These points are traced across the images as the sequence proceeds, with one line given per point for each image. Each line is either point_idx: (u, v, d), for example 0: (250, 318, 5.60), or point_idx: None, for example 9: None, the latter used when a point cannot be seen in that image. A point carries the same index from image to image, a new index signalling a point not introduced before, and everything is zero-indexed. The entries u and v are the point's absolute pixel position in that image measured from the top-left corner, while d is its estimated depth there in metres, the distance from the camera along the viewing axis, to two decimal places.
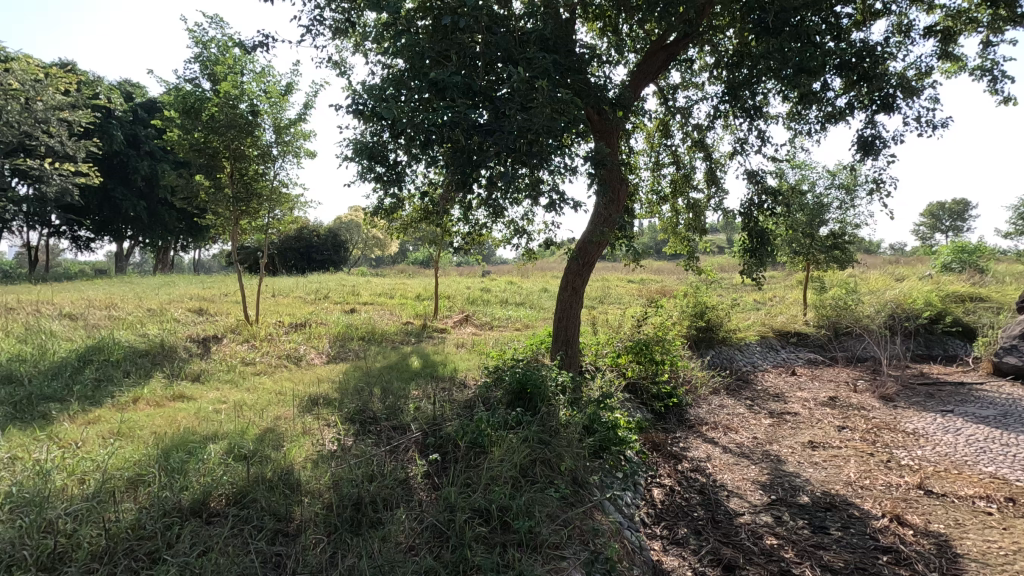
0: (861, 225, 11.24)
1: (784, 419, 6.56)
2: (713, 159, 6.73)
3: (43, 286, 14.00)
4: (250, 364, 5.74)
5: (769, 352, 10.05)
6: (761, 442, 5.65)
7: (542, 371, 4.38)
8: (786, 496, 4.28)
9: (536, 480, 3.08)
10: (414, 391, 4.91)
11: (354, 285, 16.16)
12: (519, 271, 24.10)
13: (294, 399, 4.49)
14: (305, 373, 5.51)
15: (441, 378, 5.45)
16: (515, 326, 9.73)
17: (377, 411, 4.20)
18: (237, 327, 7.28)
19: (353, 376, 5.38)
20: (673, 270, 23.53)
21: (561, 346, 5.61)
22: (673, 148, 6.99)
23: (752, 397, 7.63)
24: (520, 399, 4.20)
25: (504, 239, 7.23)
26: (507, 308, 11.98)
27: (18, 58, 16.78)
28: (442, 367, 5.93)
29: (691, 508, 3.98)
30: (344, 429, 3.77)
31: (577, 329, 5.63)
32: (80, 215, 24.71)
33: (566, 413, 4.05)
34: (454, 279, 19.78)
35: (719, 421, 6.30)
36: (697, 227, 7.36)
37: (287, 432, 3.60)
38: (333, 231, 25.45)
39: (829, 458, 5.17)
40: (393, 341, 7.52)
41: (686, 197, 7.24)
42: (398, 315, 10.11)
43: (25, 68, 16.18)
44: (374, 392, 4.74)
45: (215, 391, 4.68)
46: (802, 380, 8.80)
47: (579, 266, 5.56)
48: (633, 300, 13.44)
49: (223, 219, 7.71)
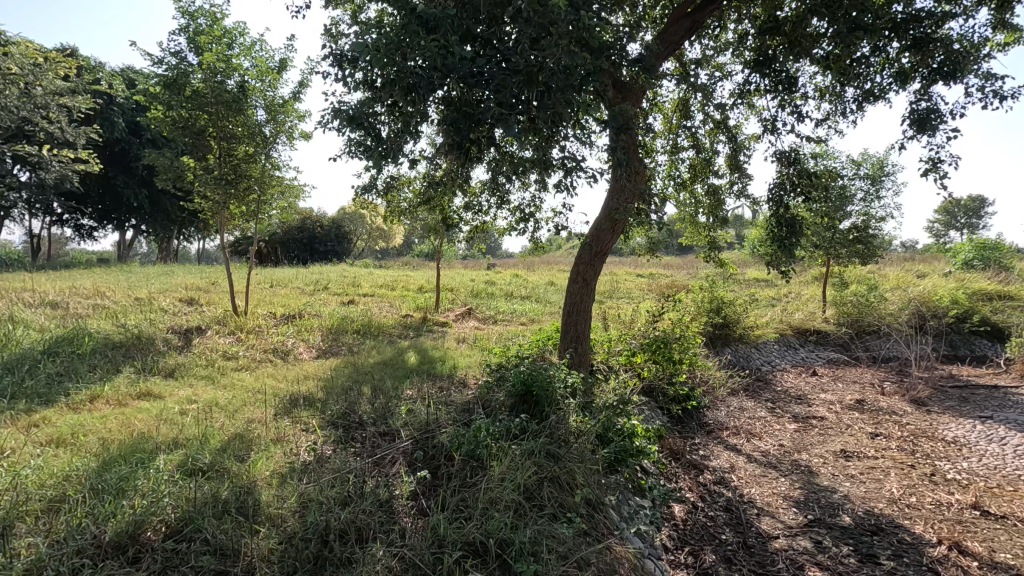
0: (887, 219, 10.65)
1: (811, 424, 6.06)
2: (737, 141, 6.22)
3: (37, 275, 13.69)
4: (232, 358, 5.30)
5: (787, 351, 9.54)
6: (788, 450, 5.16)
7: (550, 371, 3.91)
8: (824, 516, 3.80)
9: (543, 503, 2.62)
10: (408, 391, 4.45)
11: (355, 276, 15.73)
12: (525, 265, 23.60)
13: (273, 399, 4.03)
14: (290, 369, 5.07)
15: (438, 377, 5.00)
16: (520, 320, 9.26)
17: (364, 414, 3.74)
18: (225, 317, 6.83)
19: (343, 374, 4.92)
20: (682, 265, 23.00)
21: (570, 343, 5.13)
22: (692, 132, 6.49)
23: (773, 399, 7.14)
24: (525, 404, 3.74)
25: (508, 229, 6.76)
26: (512, 302, 11.50)
27: (17, 42, 16.34)
28: (440, 364, 5.47)
29: (718, 530, 3.51)
30: (325, 436, 3.32)
31: (588, 325, 5.15)
32: (81, 202, 24.43)
33: (577, 420, 3.59)
34: (458, 271, 19.29)
35: (741, 425, 5.81)
36: (717, 216, 6.86)
37: (256, 438, 3.15)
38: (336, 222, 25.05)
39: (866, 470, 4.67)
40: (390, 335, 7.06)
41: (705, 184, 6.74)
42: (398, 307, 9.66)
43: (25, 52, 15.73)
44: (362, 392, 4.28)
45: (188, 388, 4.25)
46: (824, 381, 8.28)
47: (590, 256, 5.08)
48: (643, 295, 12.91)
49: (212, 203, 7.27)
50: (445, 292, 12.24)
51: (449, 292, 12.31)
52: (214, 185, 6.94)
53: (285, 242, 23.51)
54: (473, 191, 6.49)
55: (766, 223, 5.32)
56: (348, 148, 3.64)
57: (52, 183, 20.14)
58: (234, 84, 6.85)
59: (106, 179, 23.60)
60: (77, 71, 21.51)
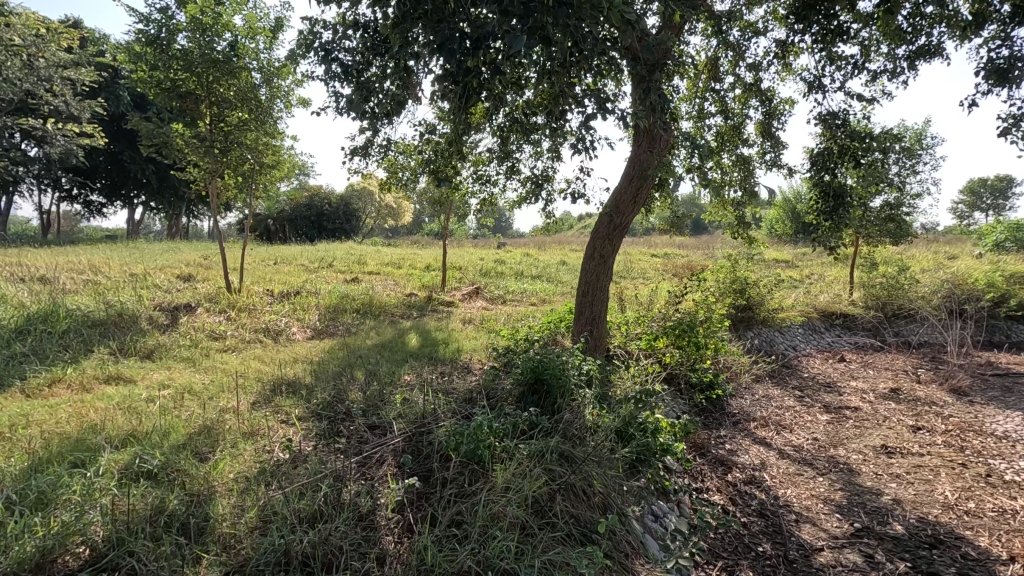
0: (921, 195, 9.97)
1: (844, 415, 5.59)
2: (770, 106, 5.64)
3: (39, 249, 13.43)
4: (218, 338, 4.92)
5: (812, 335, 9.01)
6: (823, 445, 4.71)
7: (563, 358, 3.48)
8: (871, 523, 3.35)
9: (553, 519, 2.20)
10: (406, 378, 4.03)
11: (361, 253, 15.32)
12: (536, 244, 23.05)
13: (255, 386, 3.63)
14: (280, 351, 4.68)
15: (440, 361, 4.58)
16: (531, 300, 8.81)
17: (354, 404, 3.34)
18: (217, 295, 6.45)
19: (336, 357, 4.52)
20: (696, 245, 22.28)
21: (585, 326, 4.68)
22: (720, 97, 5.92)
23: (801, 387, 6.67)
24: (534, 394, 3.32)
25: (519, 201, 6.31)
26: (522, 281, 11.04)
27: (19, 13, 15.78)
28: (443, 347, 5.05)
29: (753, 541, 3.08)
30: (307, 430, 2.92)
31: (605, 306, 4.70)
32: (89, 177, 24.15)
33: (594, 414, 3.16)
34: (467, 249, 18.85)
35: (768, 416, 5.36)
36: (746, 189, 6.31)
37: (226, 432, 2.75)
38: (344, 199, 24.55)
39: (913, 470, 4.20)
40: (393, 315, 6.66)
41: (733, 154, 6.19)
42: (402, 286, 9.26)
43: (27, 22, 15.16)
44: (355, 379, 3.87)
45: (164, 371, 3.87)
46: (853, 367, 7.77)
47: (608, 231, 4.59)
48: (659, 275, 12.37)
49: (204, 174, 6.84)
50: (453, 271, 11.80)
51: (457, 270, 11.87)
52: (204, 154, 6.49)
53: (292, 219, 23.14)
54: (482, 160, 6.05)
55: (807, 195, 4.75)
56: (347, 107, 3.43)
57: (58, 158, 19.78)
58: (225, 44, 6.36)
59: (113, 154, 23.28)
60: (80, 42, 20.94)
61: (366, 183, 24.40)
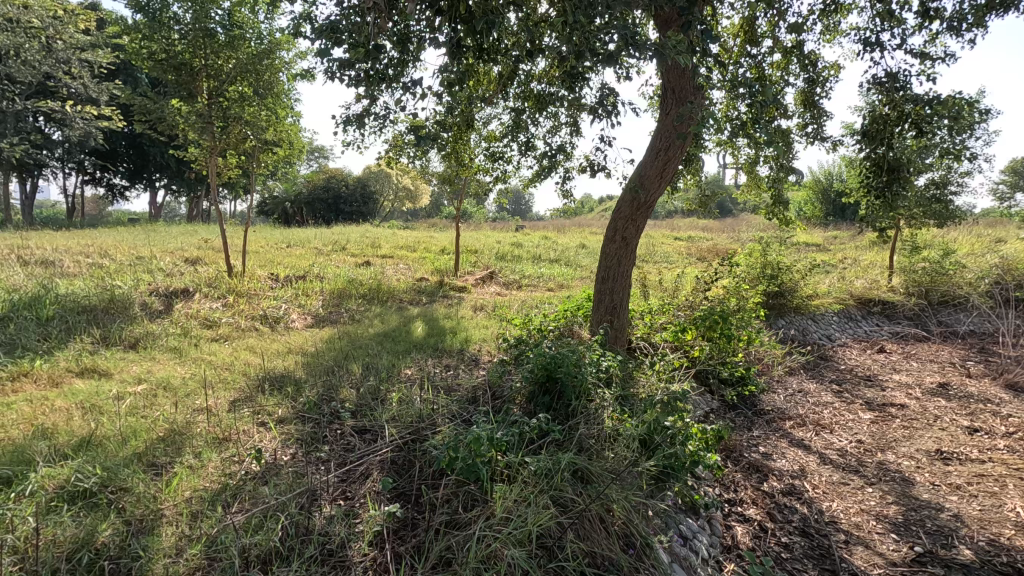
0: (972, 172, 9.20)
1: (889, 414, 5.10)
2: (815, 72, 5.07)
3: (58, 232, 13.39)
4: (212, 326, 4.64)
5: (847, 323, 8.45)
6: (869, 448, 4.24)
7: (578, 355, 3.09)
8: (933, 546, 2.91)
9: (563, 555, 1.83)
10: (406, 372, 3.68)
11: (375, 237, 15.00)
12: (555, 227, 22.51)
13: (240, 381, 3.32)
14: (276, 341, 4.37)
15: (445, 353, 4.23)
16: (547, 285, 8.39)
17: (345, 404, 3.00)
18: (218, 279, 6.17)
19: (333, 347, 4.19)
20: (721, 228, 21.46)
21: (605, 315, 4.26)
22: (755, 63, 5.37)
23: (838, 381, 6.17)
24: (547, 395, 2.93)
25: (535, 180, 5.89)
26: (539, 265, 10.62)
27: None
28: (450, 336, 4.69)
29: (796, 567, 2.67)
30: (288, 435, 2.59)
31: (626, 294, 4.27)
32: (111, 161, 24.22)
33: (613, 420, 2.78)
34: (484, 232, 18.44)
35: (804, 414, 4.90)
36: (782, 167, 5.76)
37: (192, 438, 2.42)
38: (361, 181, 24.18)
39: (976, 480, 3.72)
40: (400, 301, 6.31)
41: (767, 127, 5.65)
42: (414, 270, 8.92)
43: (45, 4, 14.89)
44: (351, 373, 3.53)
45: (145, 362, 3.58)
46: (894, 359, 7.22)
47: (630, 211, 4.15)
48: (683, 259, 11.81)
49: (204, 153, 6.53)
50: (467, 254, 11.42)
51: (471, 254, 11.48)
52: (202, 130, 6.17)
53: (309, 202, 22.94)
54: (495, 136, 5.64)
55: (857, 168, 4.26)
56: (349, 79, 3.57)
57: (78, 141, 19.75)
58: (223, 13, 6.02)
59: (133, 137, 23.22)
60: (98, 23, 20.71)
61: (383, 165, 24.01)
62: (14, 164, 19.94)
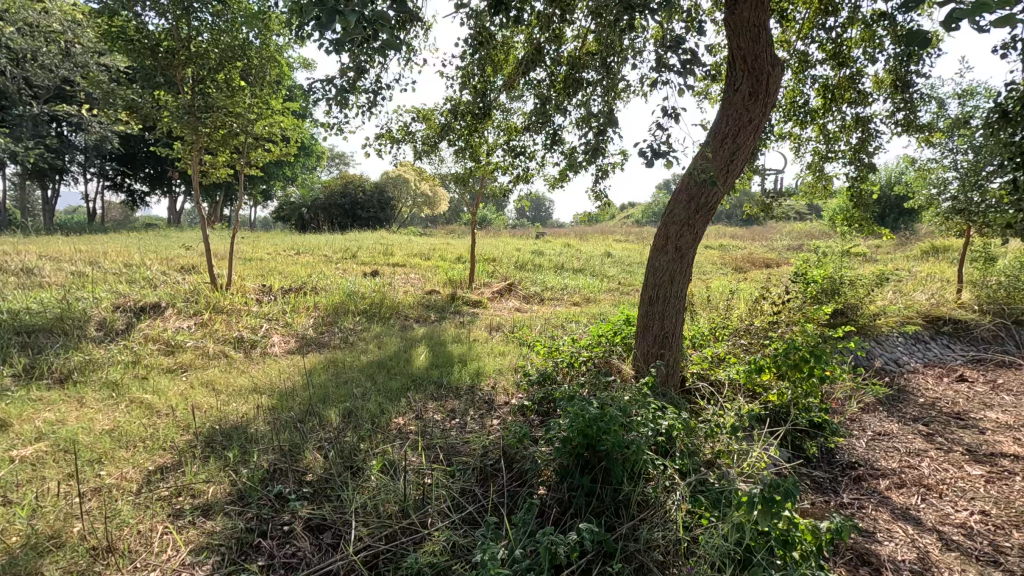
0: None
1: (1006, 469, 4.05)
2: (910, 42, 4.10)
3: (63, 238, 12.82)
4: (172, 352, 3.85)
5: (917, 345, 7.36)
6: (1001, 524, 3.23)
7: (628, 418, 2.21)
8: None
9: None
10: (397, 423, 2.82)
11: (389, 244, 14.13)
12: (578, 235, 21.55)
13: (175, 435, 2.51)
14: (244, 372, 3.57)
15: (451, 391, 3.37)
16: (572, 300, 7.47)
17: (303, 482, 2.17)
18: (198, 291, 5.42)
19: (311, 382, 3.36)
20: (754, 236, 20.19)
21: (655, 346, 3.37)
22: (823, 39, 4.46)
23: (924, 420, 5.12)
24: (584, 475, 2.08)
25: (562, 180, 5.02)
26: (562, 276, 9.68)
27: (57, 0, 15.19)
28: (459, 366, 3.83)
29: None
30: (205, 540, 1.78)
31: (680, 318, 3.38)
32: (130, 166, 23.96)
33: (682, 525, 1.94)
34: (504, 240, 17.46)
35: (899, 469, 3.91)
36: (862, 160, 4.78)
37: (55, 552, 1.64)
38: (378, 187, 23.48)
39: None
40: (405, 319, 5.48)
41: (840, 117, 4.71)
42: (425, 281, 8.07)
43: (65, 10, 14.52)
44: (324, 428, 2.70)
45: (64, 406, 2.80)
46: (982, 391, 6.12)
47: (686, 215, 3.27)
48: (720, 270, 10.77)
49: (188, 150, 5.82)
50: (485, 262, 10.56)
51: (489, 263, 10.59)
52: (181, 122, 5.44)
53: (326, 208, 22.31)
54: (516, 127, 4.79)
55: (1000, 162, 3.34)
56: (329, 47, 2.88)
57: (95, 146, 19.36)
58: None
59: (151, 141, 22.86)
60: None
61: (401, 170, 23.32)
62: (31, 167, 19.61)
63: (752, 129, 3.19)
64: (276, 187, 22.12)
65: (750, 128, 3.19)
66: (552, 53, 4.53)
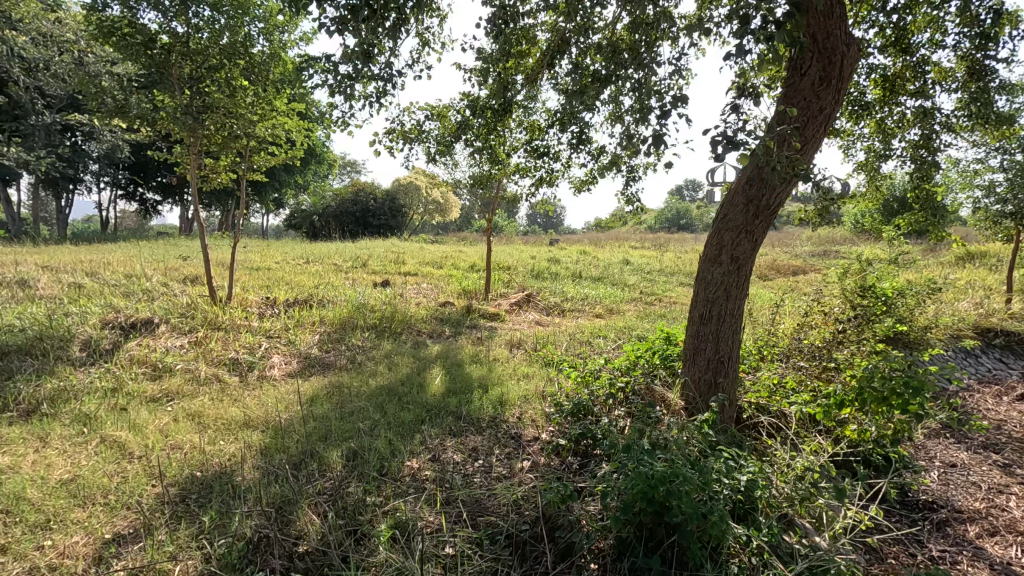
0: None
1: None
2: (985, 26, 3.61)
3: (71, 247, 12.57)
4: (159, 376, 3.46)
5: (970, 360, 6.78)
6: None
7: (699, 477, 1.77)
8: None
9: None
10: (410, 469, 2.38)
11: (401, 253, 13.74)
12: (591, 242, 21.01)
13: (144, 487, 2.09)
14: (237, 401, 3.16)
15: (471, 424, 2.93)
16: (595, 312, 7.00)
17: (292, 557, 1.76)
18: (196, 304, 5.04)
19: (311, 414, 2.93)
20: (774, 242, 19.60)
21: (707, 373, 2.92)
22: (883, 23, 3.96)
23: (997, 447, 4.57)
24: (646, 554, 1.65)
25: (589, 182, 4.59)
26: (581, 285, 9.21)
27: (71, 10, 15.08)
28: (479, 392, 3.39)
29: None
30: None
31: (737, 340, 2.92)
32: (142, 175, 23.88)
33: None
34: (518, 247, 17.02)
35: (987, 512, 3.37)
36: (923, 159, 4.28)
37: None
38: (389, 194, 23.19)
39: None
40: (417, 334, 5.05)
41: (899, 110, 4.23)
42: (438, 291, 7.65)
43: (78, 19, 14.38)
44: (323, 477, 2.26)
45: (20, 447, 2.40)
46: None
47: (743, 221, 2.80)
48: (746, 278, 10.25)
49: (187, 154, 5.47)
50: (500, 271, 10.14)
51: (504, 272, 10.16)
52: (178, 124, 5.08)
53: (337, 216, 22.03)
54: (539, 126, 4.38)
55: None
56: (333, 21, 2.48)
57: (107, 155, 19.25)
58: None
59: None
60: None
61: (413, 177, 23.00)
62: (44, 176, 19.54)
63: (822, 120, 2.74)
64: (287, 195, 21.92)
65: (818, 118, 2.73)
66: (578, 43, 4.10)
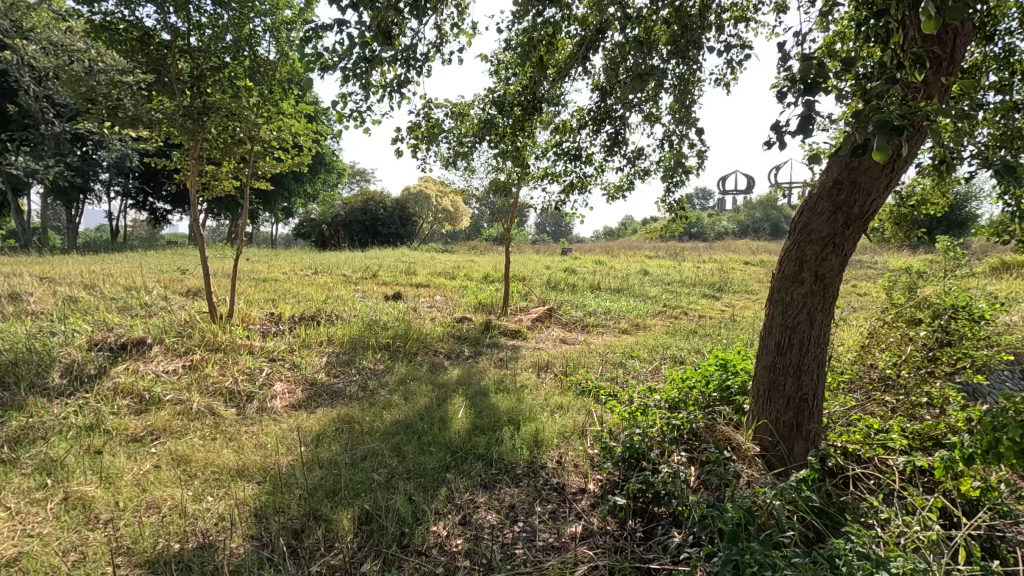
0: None
1: None
2: None
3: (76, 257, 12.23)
4: (146, 409, 3.05)
5: None
6: None
7: None
8: None
9: None
10: (437, 537, 1.94)
11: (413, 262, 13.35)
12: (605, 250, 20.57)
13: (104, 570, 1.67)
14: (231, 440, 2.73)
15: (505, 472, 2.48)
16: (621, 327, 6.54)
17: None
18: (195, 321, 4.64)
19: (316, 459, 2.49)
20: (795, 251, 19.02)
21: (790, 413, 2.46)
22: None
23: None
24: None
25: (625, 188, 4.17)
26: (603, 297, 8.74)
27: None
28: (509, 429, 2.93)
29: None
30: None
31: (824, 372, 2.47)
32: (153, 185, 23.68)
33: None
34: (531, 257, 16.57)
35: None
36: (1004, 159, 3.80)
37: None
38: (399, 202, 22.85)
39: None
40: (433, 355, 4.62)
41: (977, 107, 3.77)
42: (453, 304, 7.23)
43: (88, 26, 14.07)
44: (330, 552, 1.83)
45: None
46: None
47: (831, 232, 2.31)
48: None
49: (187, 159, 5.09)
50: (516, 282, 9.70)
51: (520, 283, 9.72)
52: (177, 128, 4.70)
53: (347, 224, 21.68)
54: (571, 125, 3.95)
55: None
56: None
57: (116, 164, 19.01)
58: None
59: None
60: None
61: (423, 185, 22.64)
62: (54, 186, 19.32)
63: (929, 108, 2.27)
64: (297, 203, 21.64)
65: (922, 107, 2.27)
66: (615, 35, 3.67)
